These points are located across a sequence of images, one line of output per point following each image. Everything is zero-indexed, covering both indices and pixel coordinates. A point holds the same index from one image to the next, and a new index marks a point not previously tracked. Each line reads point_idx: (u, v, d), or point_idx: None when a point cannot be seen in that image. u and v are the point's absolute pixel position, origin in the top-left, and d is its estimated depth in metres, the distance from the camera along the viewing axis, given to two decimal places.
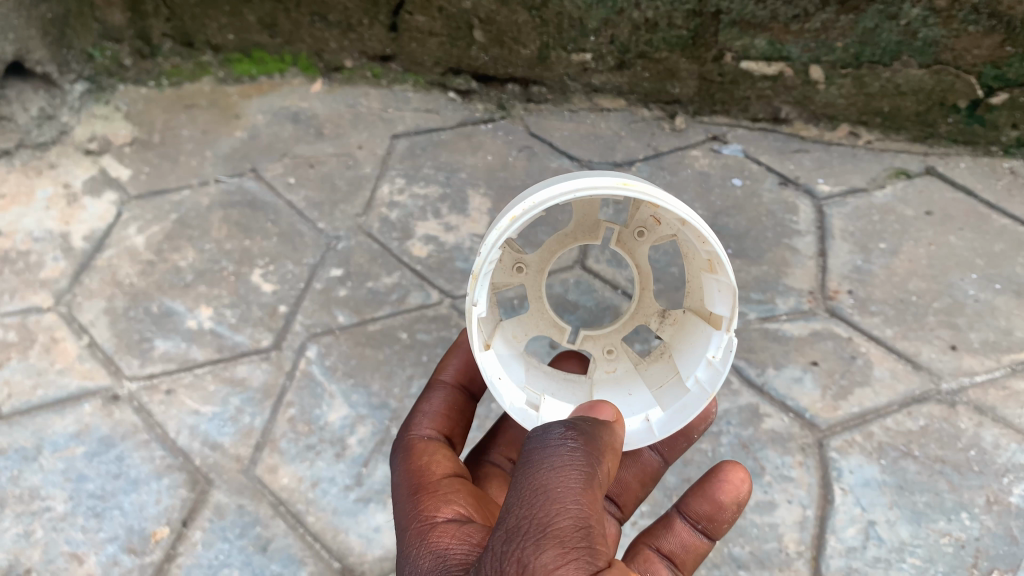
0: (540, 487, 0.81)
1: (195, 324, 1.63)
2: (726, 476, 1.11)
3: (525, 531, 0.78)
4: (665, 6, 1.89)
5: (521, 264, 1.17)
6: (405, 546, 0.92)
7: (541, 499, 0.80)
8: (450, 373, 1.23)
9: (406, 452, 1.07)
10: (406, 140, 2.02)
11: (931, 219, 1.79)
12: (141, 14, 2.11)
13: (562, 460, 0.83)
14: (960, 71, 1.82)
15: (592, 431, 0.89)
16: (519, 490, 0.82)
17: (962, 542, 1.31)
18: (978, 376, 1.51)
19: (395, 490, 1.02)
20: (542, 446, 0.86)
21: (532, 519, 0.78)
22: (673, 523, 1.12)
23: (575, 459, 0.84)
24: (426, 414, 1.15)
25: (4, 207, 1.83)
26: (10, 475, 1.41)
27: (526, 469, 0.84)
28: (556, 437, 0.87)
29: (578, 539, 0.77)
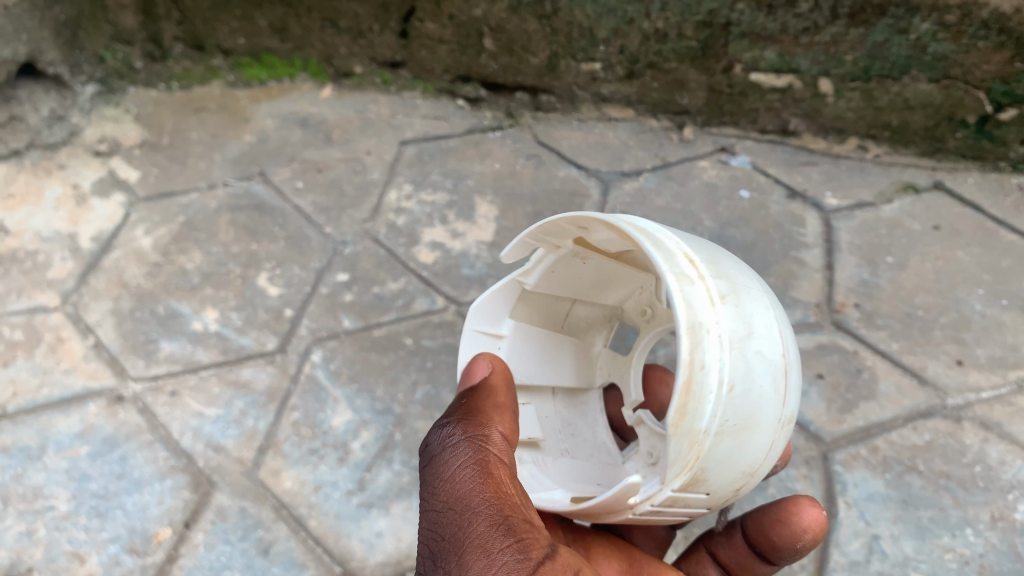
0: (445, 507, 0.91)
1: (201, 326, 1.64)
2: (788, 516, 1.07)
3: (444, 551, 0.88)
4: (675, 17, 1.89)
5: (649, 310, 1.26)
6: None
7: (450, 519, 0.90)
8: None
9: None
10: (414, 147, 2.03)
11: (938, 234, 1.78)
12: (154, 17, 2.13)
13: (452, 465, 0.94)
14: (969, 86, 1.82)
15: (479, 412, 1.00)
16: (431, 516, 0.92)
17: (966, 558, 1.31)
18: (983, 392, 1.51)
19: None
20: (437, 455, 0.97)
21: (447, 539, 0.89)
22: (734, 538, 1.14)
23: (465, 457, 0.94)
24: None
25: (13, 206, 1.84)
26: (13, 474, 1.42)
27: (430, 491, 0.94)
28: (444, 432, 0.99)
29: (495, 535, 0.86)
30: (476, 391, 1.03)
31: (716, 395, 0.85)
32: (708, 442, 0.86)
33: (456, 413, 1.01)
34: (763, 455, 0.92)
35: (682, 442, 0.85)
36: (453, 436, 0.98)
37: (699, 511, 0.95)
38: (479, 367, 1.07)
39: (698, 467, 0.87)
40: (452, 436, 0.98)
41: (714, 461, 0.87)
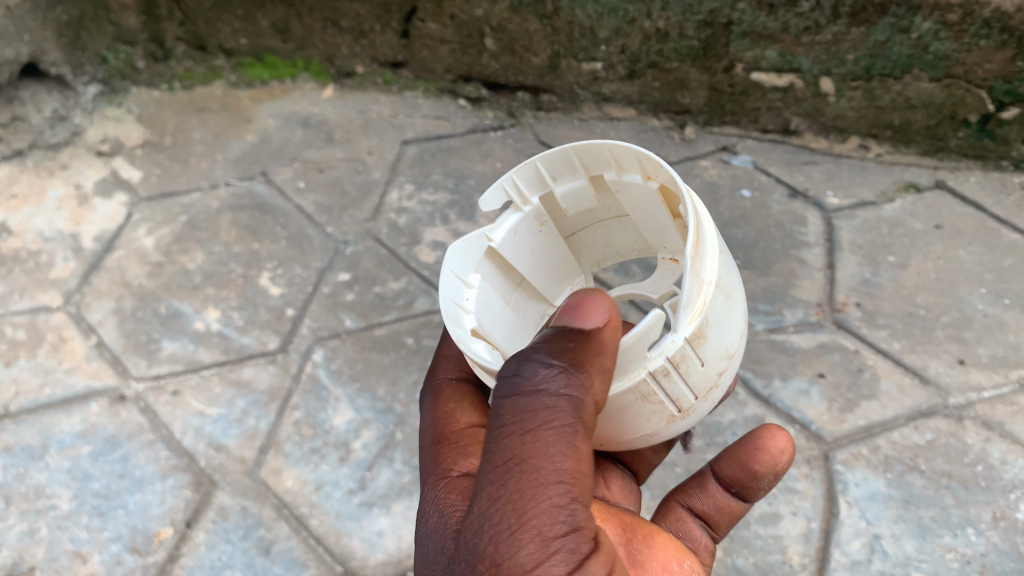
0: (509, 464, 0.72)
1: (203, 325, 1.64)
2: (762, 446, 1.07)
3: (494, 515, 0.71)
4: (677, 16, 1.89)
5: None
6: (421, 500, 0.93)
7: (511, 480, 0.72)
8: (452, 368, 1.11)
9: (434, 397, 1.07)
10: (416, 146, 2.03)
11: (940, 233, 1.78)
12: (155, 17, 2.13)
13: (533, 415, 0.74)
14: (971, 85, 1.81)
15: (586, 361, 0.76)
16: (487, 462, 0.74)
17: (968, 558, 1.31)
18: (985, 392, 1.50)
19: (422, 439, 1.03)
20: (518, 395, 0.75)
21: (502, 503, 0.71)
22: (707, 484, 1.12)
23: (553, 411, 0.74)
24: (450, 356, 1.13)
25: (15, 206, 1.85)
26: (16, 473, 1.42)
27: (495, 431, 0.75)
28: (534, 369, 0.76)
29: (559, 522, 0.71)
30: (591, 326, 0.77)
31: (711, 254, 0.90)
32: (713, 293, 0.87)
33: (559, 353, 0.76)
34: (740, 344, 0.93)
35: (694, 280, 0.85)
36: (547, 382, 0.75)
37: (689, 400, 0.87)
38: (589, 297, 0.78)
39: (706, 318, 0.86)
40: (543, 379, 0.75)
41: (715, 313, 0.87)
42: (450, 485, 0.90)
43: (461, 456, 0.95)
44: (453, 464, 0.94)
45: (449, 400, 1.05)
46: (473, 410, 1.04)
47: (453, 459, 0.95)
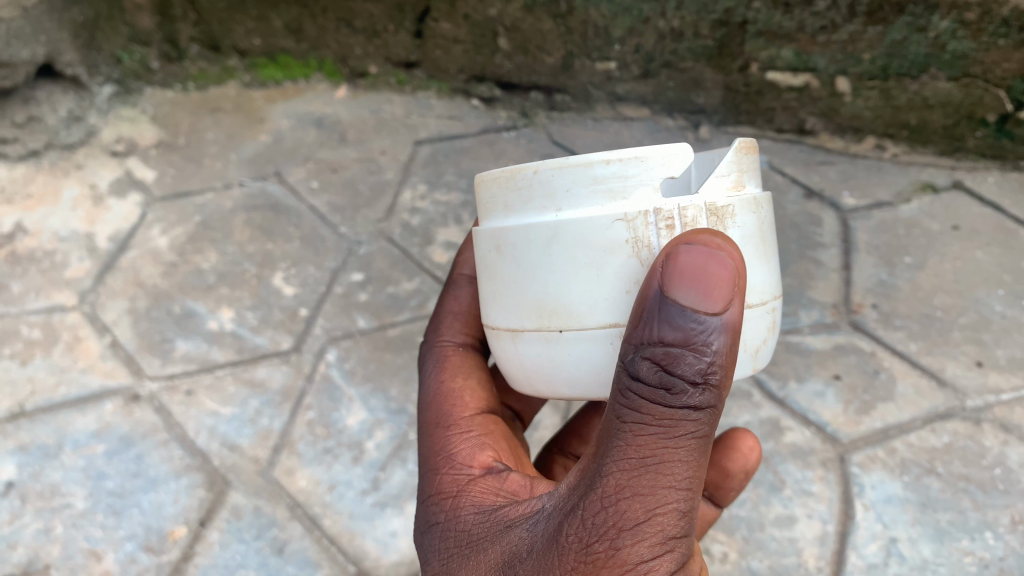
0: (644, 462, 0.72)
1: (216, 325, 1.64)
2: (734, 445, 1.09)
3: (625, 505, 0.72)
4: (691, 15, 1.88)
5: None
6: (439, 480, 0.92)
7: (644, 476, 0.71)
8: (456, 334, 1.08)
9: (438, 364, 1.05)
10: (429, 147, 2.03)
11: (957, 234, 1.76)
12: (169, 18, 2.12)
13: (669, 417, 0.71)
14: (989, 85, 1.79)
15: (721, 364, 0.70)
16: (618, 448, 0.72)
17: (986, 562, 1.30)
18: (1004, 394, 1.49)
19: (423, 412, 1.02)
20: (658, 393, 0.71)
21: (631, 494, 0.71)
22: None
23: (688, 422, 0.72)
24: (455, 317, 1.09)
25: (31, 206, 1.86)
26: (31, 471, 1.43)
27: (628, 422, 0.72)
28: (671, 373, 0.70)
29: (677, 522, 0.73)
30: (724, 315, 0.69)
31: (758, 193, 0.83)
32: (748, 200, 0.78)
33: (701, 355, 0.69)
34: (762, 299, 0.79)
35: (732, 168, 0.78)
36: (682, 387, 0.70)
37: None
38: (724, 265, 0.69)
39: (733, 208, 0.77)
40: (682, 385, 0.70)
41: (744, 216, 0.77)
42: (486, 478, 0.90)
43: (476, 446, 0.94)
44: (471, 455, 0.93)
45: (456, 373, 1.02)
46: (477, 386, 1.01)
47: (468, 449, 0.93)
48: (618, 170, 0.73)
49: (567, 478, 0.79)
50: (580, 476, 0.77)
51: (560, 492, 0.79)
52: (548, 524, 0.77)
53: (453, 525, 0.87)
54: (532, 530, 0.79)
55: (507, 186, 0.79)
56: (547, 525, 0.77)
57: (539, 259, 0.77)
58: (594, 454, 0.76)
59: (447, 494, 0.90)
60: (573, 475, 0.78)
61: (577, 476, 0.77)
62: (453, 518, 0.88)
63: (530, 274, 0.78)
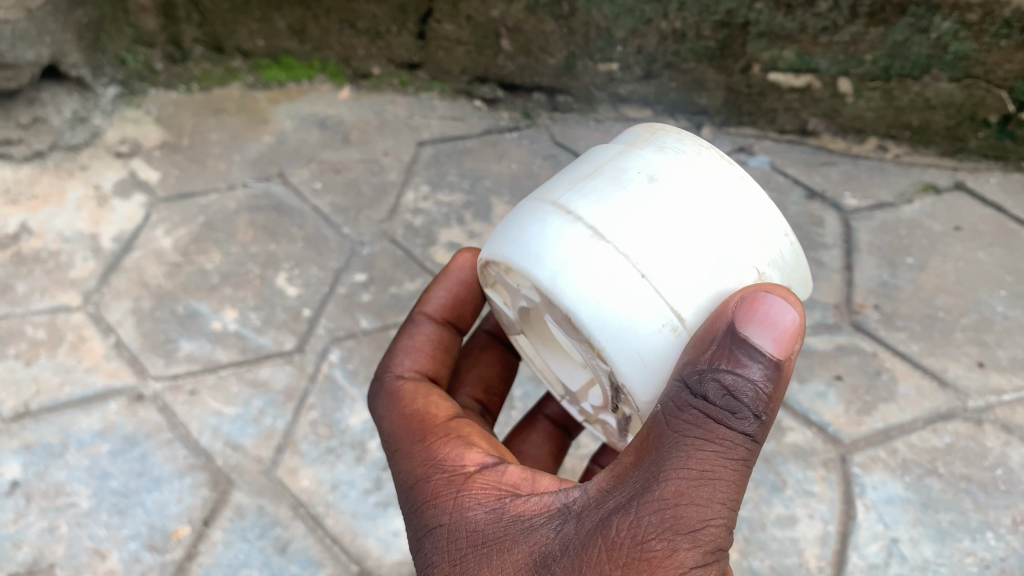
0: (702, 474, 0.73)
1: (220, 325, 1.65)
2: None
3: (680, 514, 0.73)
4: (694, 17, 1.88)
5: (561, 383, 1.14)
6: (438, 486, 0.91)
7: (700, 488, 0.73)
8: (405, 367, 1.07)
9: (392, 396, 1.03)
10: (432, 148, 2.03)
11: (960, 234, 1.77)
12: (173, 19, 2.11)
13: (727, 436, 0.74)
14: (992, 85, 1.80)
15: (774, 403, 0.75)
16: (675, 457, 0.74)
17: (988, 562, 1.31)
18: (1005, 395, 1.49)
19: (391, 444, 0.99)
20: (719, 416, 0.74)
21: (688, 501, 0.73)
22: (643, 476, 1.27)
23: (743, 444, 0.74)
24: (408, 352, 1.09)
25: (36, 206, 1.86)
26: (35, 470, 1.44)
27: (685, 432, 0.74)
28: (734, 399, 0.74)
29: (724, 535, 0.74)
30: (784, 361, 0.75)
31: None
32: None
33: (763, 391, 0.74)
34: None
35: None
36: (745, 413, 0.74)
37: None
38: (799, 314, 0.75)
39: None
40: (741, 411, 0.74)
41: None
42: (481, 473, 0.90)
43: (462, 447, 0.93)
44: (461, 455, 0.93)
45: (413, 397, 1.02)
46: (440, 400, 1.02)
47: (456, 450, 0.93)
48: (780, 247, 0.87)
49: (596, 482, 0.81)
50: (617, 481, 0.78)
51: (591, 494, 0.80)
52: (583, 525, 0.78)
53: (462, 526, 0.86)
54: (562, 528, 0.80)
55: (703, 162, 0.89)
56: (584, 525, 0.78)
57: (680, 219, 0.83)
58: (634, 461, 0.78)
59: (445, 495, 0.90)
60: (604, 482, 0.80)
61: (613, 480, 0.79)
62: (459, 518, 0.87)
63: (653, 215, 0.83)
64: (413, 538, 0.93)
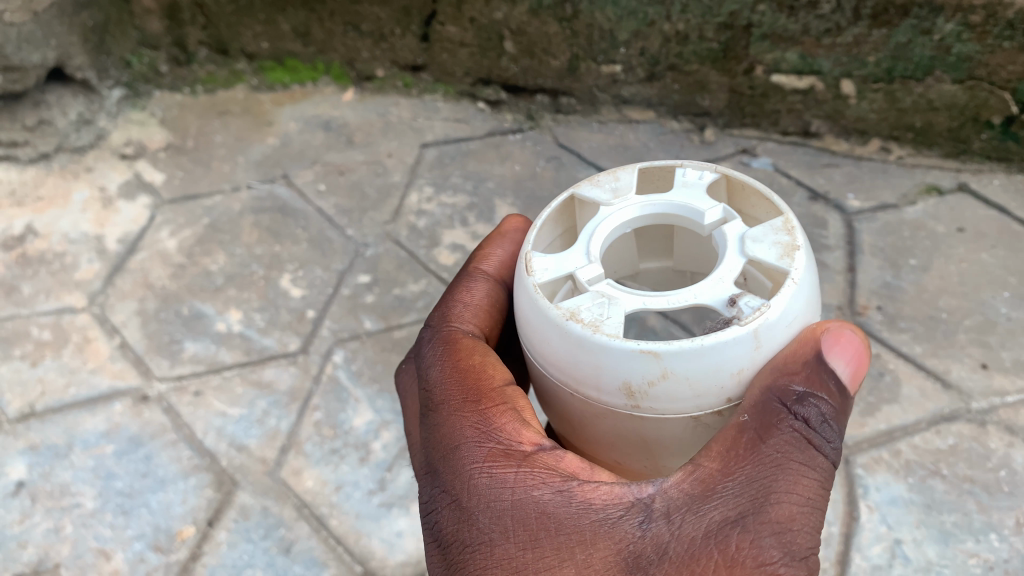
0: (805, 501, 0.71)
1: (224, 327, 1.65)
2: None
3: (796, 535, 0.69)
4: (696, 19, 1.89)
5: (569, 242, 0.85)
6: (497, 463, 0.81)
7: (807, 511, 0.71)
8: (467, 322, 0.97)
9: (449, 350, 0.93)
10: (436, 150, 2.04)
11: (963, 236, 1.77)
12: (178, 22, 2.12)
13: (818, 456, 0.73)
14: (994, 87, 1.79)
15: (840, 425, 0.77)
16: (782, 481, 0.71)
17: (991, 564, 1.31)
18: (1009, 396, 1.49)
19: (438, 411, 0.88)
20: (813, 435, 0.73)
21: (801, 524, 0.70)
22: None
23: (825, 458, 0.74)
24: (467, 305, 0.98)
25: (42, 209, 1.88)
26: (41, 471, 1.45)
27: (785, 452, 0.72)
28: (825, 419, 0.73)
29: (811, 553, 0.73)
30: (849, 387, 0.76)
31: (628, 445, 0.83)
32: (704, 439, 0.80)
33: (838, 413, 0.75)
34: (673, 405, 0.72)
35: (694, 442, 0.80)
36: (832, 439, 0.74)
37: None
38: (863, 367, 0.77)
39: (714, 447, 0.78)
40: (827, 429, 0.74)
41: None
42: (537, 453, 0.81)
43: (518, 420, 0.84)
44: (518, 430, 0.83)
45: (469, 354, 0.91)
46: (497, 363, 0.90)
47: (514, 423, 0.83)
48: None
49: (676, 481, 0.73)
50: (705, 487, 0.72)
51: (672, 494, 0.73)
52: (680, 534, 0.71)
53: (527, 505, 0.77)
54: (651, 529, 0.73)
55: None
56: (684, 533, 0.71)
57: None
58: (724, 468, 0.71)
59: (505, 469, 0.80)
60: (692, 483, 0.72)
61: (701, 483, 0.72)
62: (525, 497, 0.78)
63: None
64: (454, 510, 0.82)
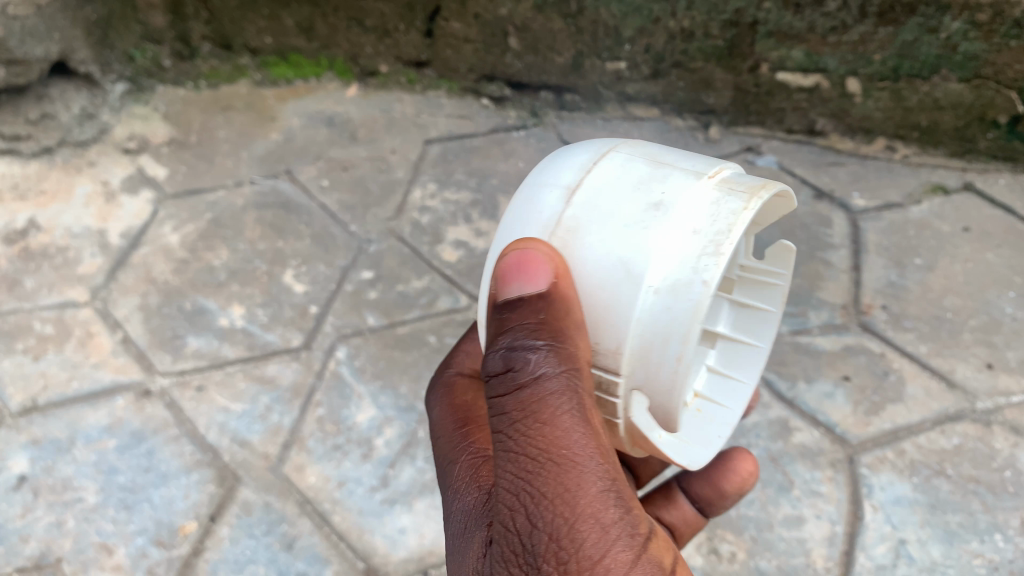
0: (538, 463, 0.73)
1: (228, 322, 1.65)
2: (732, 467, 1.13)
3: (541, 508, 0.72)
4: (702, 16, 1.88)
5: None
6: (451, 477, 0.91)
7: (542, 478, 0.73)
8: (463, 365, 1.07)
9: (446, 389, 1.04)
10: (439, 146, 2.03)
11: (969, 235, 1.76)
12: (182, 16, 2.12)
13: (547, 408, 0.74)
14: (1001, 86, 1.80)
15: (568, 339, 0.76)
16: (509, 464, 0.75)
17: (996, 564, 1.30)
18: (1014, 396, 1.49)
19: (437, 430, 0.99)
20: (520, 390, 0.76)
21: (543, 498, 0.72)
22: (675, 499, 1.17)
23: (558, 398, 0.75)
24: (470, 352, 1.08)
25: (44, 202, 1.87)
26: (43, 465, 1.44)
27: (510, 433, 0.75)
28: (514, 357, 0.77)
29: (608, 504, 0.72)
30: (548, 296, 0.75)
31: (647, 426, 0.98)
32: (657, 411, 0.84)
33: (540, 333, 0.76)
34: None
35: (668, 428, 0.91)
36: (548, 375, 0.75)
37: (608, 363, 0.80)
38: (550, 263, 0.77)
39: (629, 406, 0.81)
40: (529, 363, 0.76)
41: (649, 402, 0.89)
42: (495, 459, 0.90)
43: None
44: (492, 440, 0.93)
45: (463, 394, 1.02)
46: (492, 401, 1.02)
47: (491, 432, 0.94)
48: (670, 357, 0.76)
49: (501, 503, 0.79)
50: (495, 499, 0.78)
51: None
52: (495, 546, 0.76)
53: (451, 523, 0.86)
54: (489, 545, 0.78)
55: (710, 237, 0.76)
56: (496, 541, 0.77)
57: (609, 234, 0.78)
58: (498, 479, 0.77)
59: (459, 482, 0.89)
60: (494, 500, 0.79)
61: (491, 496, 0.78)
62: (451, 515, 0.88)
63: (607, 205, 0.80)
64: None
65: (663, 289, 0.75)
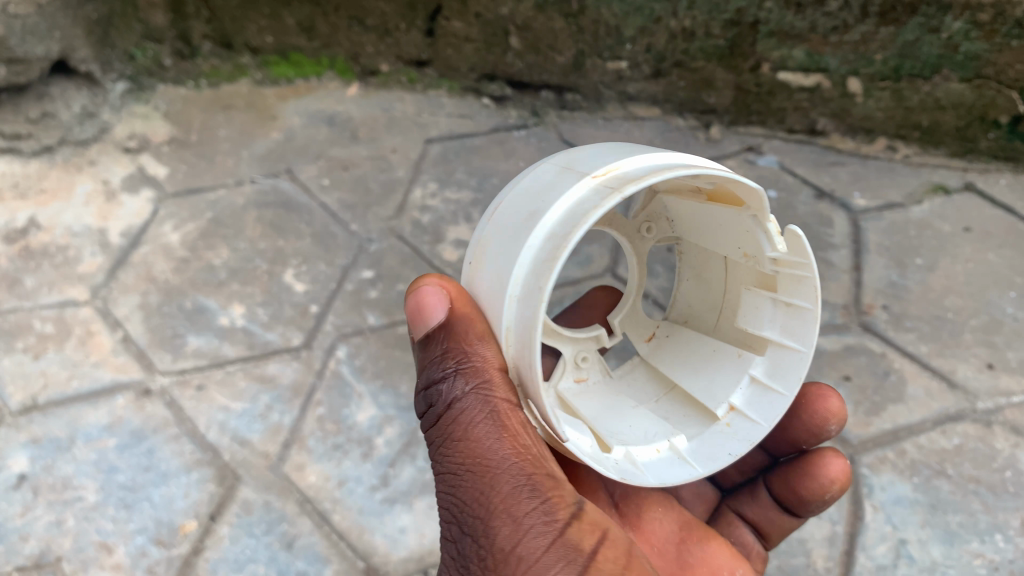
0: (462, 475, 0.91)
1: (228, 321, 1.65)
2: (811, 473, 1.16)
3: (467, 514, 0.89)
4: (703, 15, 1.87)
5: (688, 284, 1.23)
6: None
7: (465, 487, 0.90)
8: None
9: None
10: (440, 145, 2.03)
11: (970, 236, 1.76)
12: (182, 16, 2.09)
13: (461, 426, 0.92)
14: (1002, 86, 1.79)
15: (470, 360, 0.91)
16: (444, 479, 0.93)
17: (995, 565, 1.30)
18: (1014, 396, 1.49)
19: None
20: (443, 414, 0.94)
21: (467, 505, 0.89)
22: (758, 497, 1.25)
23: (469, 415, 0.91)
24: None
25: (45, 201, 1.87)
26: (43, 464, 1.44)
27: (439, 454, 0.94)
28: (434, 392, 0.95)
29: (520, 498, 0.88)
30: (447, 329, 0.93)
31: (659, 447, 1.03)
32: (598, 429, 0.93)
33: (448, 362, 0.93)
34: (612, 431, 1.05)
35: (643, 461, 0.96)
36: (461, 397, 0.91)
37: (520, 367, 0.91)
38: (441, 294, 0.94)
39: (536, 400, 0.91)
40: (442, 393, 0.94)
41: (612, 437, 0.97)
42: None
43: None
44: None
45: None
46: None
47: None
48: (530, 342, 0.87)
49: None
50: None
51: None
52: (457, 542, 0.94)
53: None
54: None
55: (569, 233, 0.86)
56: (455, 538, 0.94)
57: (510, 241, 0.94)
58: None
59: None
60: None
61: None
62: None
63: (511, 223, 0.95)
64: None
65: (526, 285, 0.87)
